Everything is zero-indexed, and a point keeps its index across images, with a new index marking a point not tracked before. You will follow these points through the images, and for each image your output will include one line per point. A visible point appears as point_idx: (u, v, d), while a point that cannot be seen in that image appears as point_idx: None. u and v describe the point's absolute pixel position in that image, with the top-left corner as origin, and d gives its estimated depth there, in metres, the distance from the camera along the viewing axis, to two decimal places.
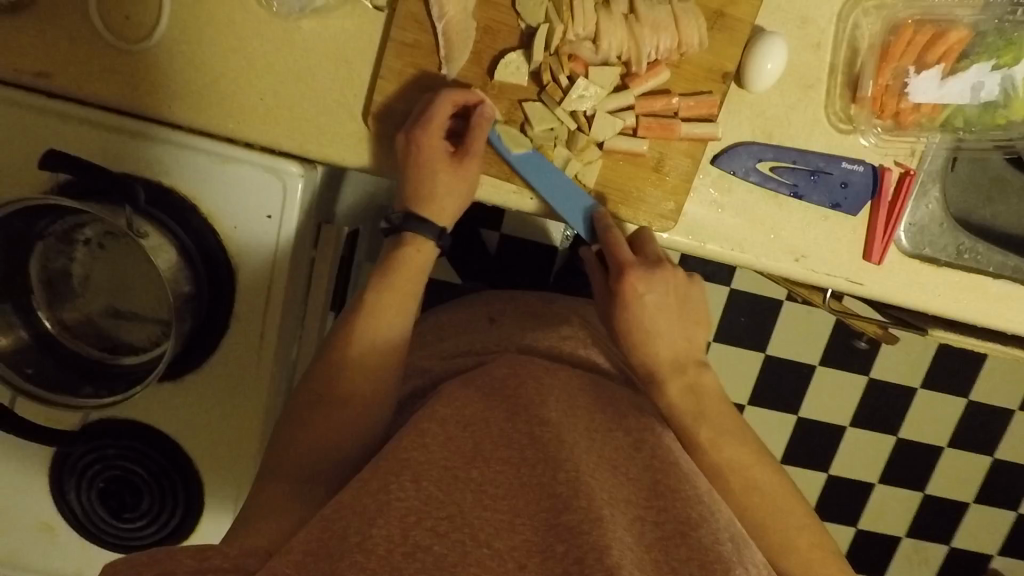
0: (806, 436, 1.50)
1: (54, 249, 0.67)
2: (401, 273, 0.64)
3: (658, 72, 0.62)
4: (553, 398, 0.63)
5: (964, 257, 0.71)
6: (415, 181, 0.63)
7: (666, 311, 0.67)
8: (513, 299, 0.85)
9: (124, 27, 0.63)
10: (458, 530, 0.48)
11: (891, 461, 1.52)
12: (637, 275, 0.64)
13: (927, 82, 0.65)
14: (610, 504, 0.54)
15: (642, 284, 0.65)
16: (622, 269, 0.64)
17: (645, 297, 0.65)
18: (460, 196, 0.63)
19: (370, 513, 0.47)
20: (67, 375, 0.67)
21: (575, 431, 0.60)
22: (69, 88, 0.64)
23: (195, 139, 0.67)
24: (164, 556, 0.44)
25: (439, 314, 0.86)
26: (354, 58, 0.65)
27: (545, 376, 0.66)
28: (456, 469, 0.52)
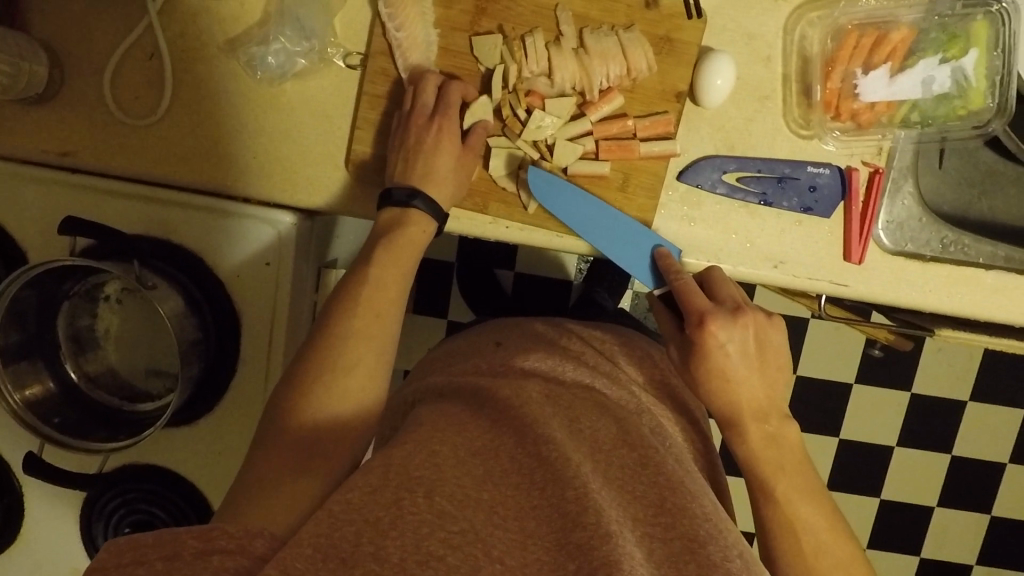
0: (851, 460, 1.43)
1: (80, 307, 0.74)
2: (395, 255, 0.63)
3: (611, 98, 0.66)
4: (556, 418, 0.62)
5: (950, 250, 0.70)
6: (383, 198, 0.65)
7: (750, 359, 0.64)
8: (516, 327, 0.85)
9: (135, 106, 0.72)
10: (470, 544, 0.47)
11: (948, 481, 1.43)
12: (719, 325, 0.63)
13: (875, 81, 0.66)
14: (621, 520, 0.52)
15: (724, 332, 0.63)
16: (702, 318, 0.63)
17: (727, 347, 0.63)
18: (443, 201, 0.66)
19: (384, 525, 0.46)
20: (88, 422, 0.72)
21: (580, 453, 0.58)
22: (88, 162, 0.72)
23: (198, 198, 0.73)
24: (171, 535, 0.44)
25: (449, 346, 0.87)
26: (334, 113, 0.71)
27: (549, 402, 0.65)
28: (468, 490, 0.51)
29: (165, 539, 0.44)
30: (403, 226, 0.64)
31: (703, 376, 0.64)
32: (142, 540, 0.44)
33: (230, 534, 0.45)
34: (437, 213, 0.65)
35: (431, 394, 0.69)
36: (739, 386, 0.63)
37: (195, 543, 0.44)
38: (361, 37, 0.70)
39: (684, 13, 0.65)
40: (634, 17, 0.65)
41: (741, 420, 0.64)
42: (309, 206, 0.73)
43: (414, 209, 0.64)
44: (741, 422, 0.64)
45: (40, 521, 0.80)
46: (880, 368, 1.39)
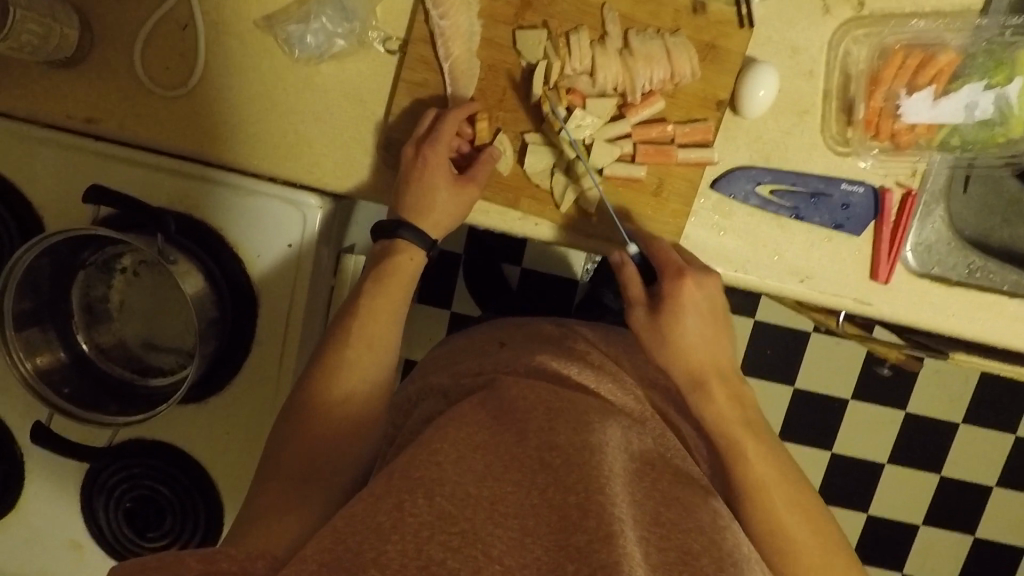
0: (843, 475, 1.44)
1: (95, 278, 0.72)
2: (395, 280, 0.66)
3: (653, 102, 0.65)
4: (563, 421, 0.60)
5: (976, 275, 0.71)
6: (416, 196, 0.65)
7: (714, 318, 0.67)
8: (518, 328, 0.83)
9: (165, 77, 0.70)
10: (471, 546, 0.47)
11: (936, 501, 1.45)
12: (696, 280, 0.65)
13: (918, 103, 0.66)
14: (623, 518, 0.51)
15: (699, 288, 0.65)
16: (681, 273, 0.65)
17: (700, 301, 0.65)
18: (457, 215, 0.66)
19: (385, 529, 0.47)
20: (99, 394, 0.71)
21: (589, 448, 0.57)
22: (114, 130, 0.71)
23: (223, 174, 0.72)
24: (173, 559, 0.46)
25: (453, 346, 0.86)
26: (368, 98, 0.70)
27: (556, 399, 0.63)
28: (469, 488, 0.51)
29: (168, 561, 0.46)
30: (395, 254, 0.67)
31: (670, 330, 0.66)
32: (150, 561, 0.46)
33: (232, 558, 0.47)
34: (422, 242, 0.66)
35: (439, 396, 0.70)
36: (703, 343, 0.66)
37: (200, 565, 0.45)
38: (402, 21, 0.69)
39: (736, 20, 0.64)
40: (681, 22, 0.64)
41: (706, 380, 0.66)
42: (336, 190, 0.71)
43: (403, 238, 0.66)
44: (706, 381, 0.66)
45: (39, 491, 0.78)
46: (879, 386, 1.39)
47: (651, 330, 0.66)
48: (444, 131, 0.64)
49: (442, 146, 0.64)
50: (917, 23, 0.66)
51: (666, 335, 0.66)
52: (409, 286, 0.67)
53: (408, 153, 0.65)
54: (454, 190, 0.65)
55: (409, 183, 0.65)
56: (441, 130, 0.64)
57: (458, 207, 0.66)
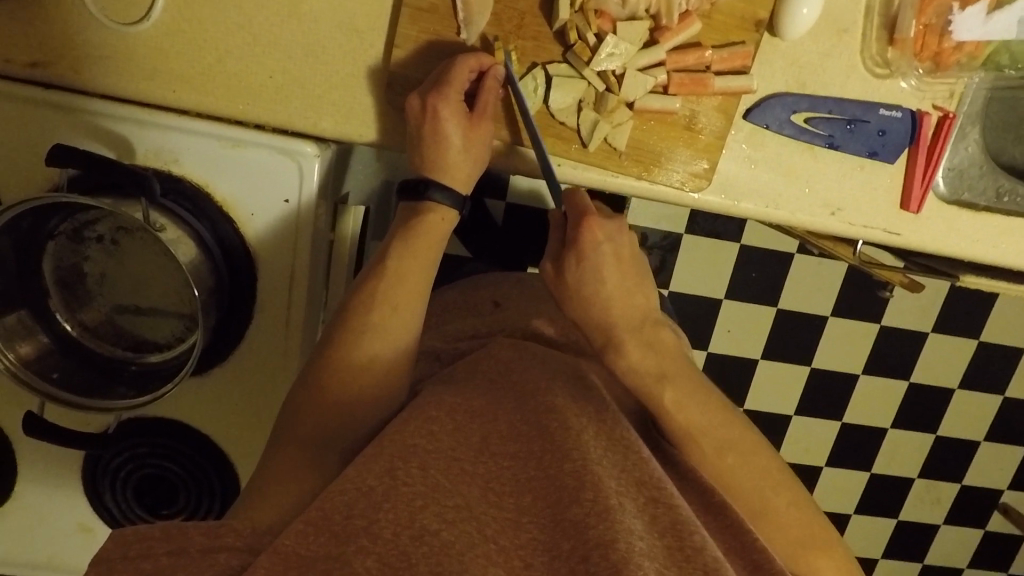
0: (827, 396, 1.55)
1: (65, 249, 0.64)
2: (421, 240, 0.60)
3: (689, 25, 0.59)
4: (562, 385, 0.57)
5: (1003, 200, 0.69)
6: (433, 149, 0.59)
7: (619, 271, 0.61)
8: (517, 284, 0.78)
9: (119, 8, 0.60)
10: (465, 521, 0.45)
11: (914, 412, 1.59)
12: (597, 223, 0.60)
13: (972, 19, 0.62)
14: (620, 492, 0.49)
15: (599, 232, 0.60)
16: (580, 218, 0.61)
17: (601, 248, 0.60)
18: (477, 161, 0.61)
19: (377, 496, 0.45)
20: (91, 378, 0.66)
21: (584, 420, 0.53)
22: (64, 75, 0.60)
23: (202, 124, 0.64)
24: (176, 530, 0.44)
25: (444, 297, 0.80)
26: (366, 28, 0.61)
27: (557, 364, 0.60)
28: (465, 465, 0.48)
29: (170, 532, 0.44)
30: (422, 214, 0.60)
31: (574, 281, 0.61)
32: (149, 532, 0.44)
33: (237, 532, 0.45)
34: (454, 201, 0.61)
35: (430, 358, 0.66)
36: (612, 293, 0.60)
37: (202, 539, 0.44)
38: None
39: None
40: None
41: (617, 334, 0.60)
42: (335, 137, 0.64)
43: (428, 198, 0.60)
44: (618, 339, 0.60)
45: (31, 476, 0.73)
46: None
47: (558, 288, 0.62)
48: (451, 68, 0.58)
49: (454, 94, 0.58)
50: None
51: (572, 288, 0.61)
52: (439, 245, 0.61)
53: (414, 101, 0.58)
54: (471, 128, 0.59)
55: (428, 132, 0.59)
56: (452, 77, 0.57)
57: (480, 146, 0.60)
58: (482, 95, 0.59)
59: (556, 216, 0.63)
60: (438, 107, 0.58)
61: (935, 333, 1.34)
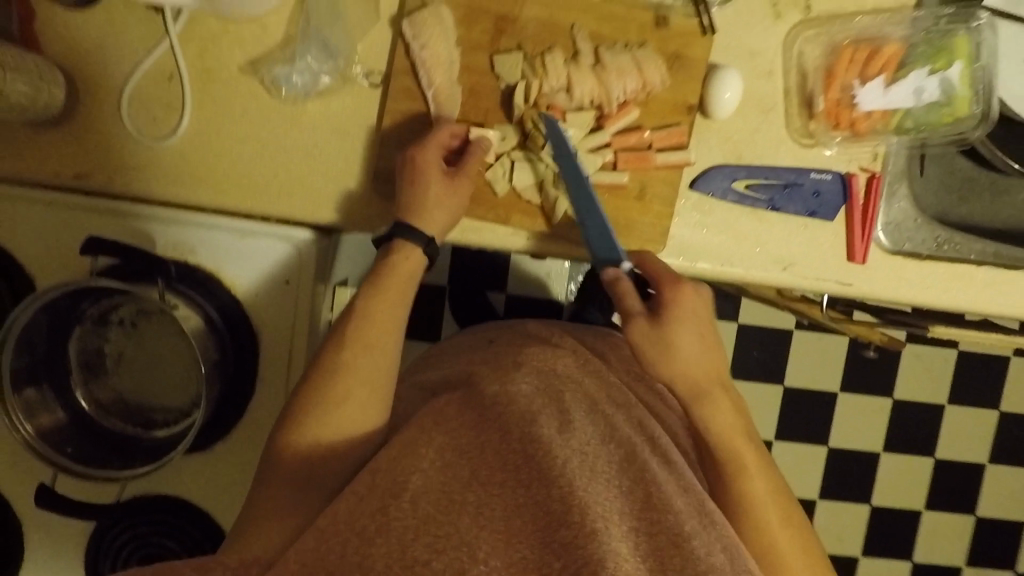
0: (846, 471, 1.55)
1: (90, 333, 0.72)
2: (392, 278, 0.66)
3: (628, 112, 0.69)
4: (546, 416, 0.61)
5: (944, 248, 0.75)
6: (410, 194, 0.66)
7: (709, 337, 0.68)
8: (508, 330, 0.83)
9: (152, 128, 0.72)
10: (456, 549, 0.48)
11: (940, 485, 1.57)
12: (697, 287, 0.67)
13: (872, 92, 0.71)
14: (607, 517, 0.51)
15: (696, 296, 0.67)
16: (677, 280, 0.67)
17: (699, 308, 0.67)
18: (448, 207, 0.67)
19: (369, 532, 0.49)
20: (100, 451, 0.71)
21: (567, 449, 0.57)
22: (103, 183, 0.72)
23: (215, 219, 0.73)
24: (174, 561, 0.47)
25: (451, 341, 0.86)
26: (355, 130, 0.72)
27: (540, 399, 0.63)
28: (455, 494, 0.52)
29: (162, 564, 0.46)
30: (390, 254, 0.66)
31: (670, 335, 0.66)
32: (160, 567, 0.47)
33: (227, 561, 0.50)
34: (420, 242, 0.66)
35: (426, 394, 0.72)
36: (706, 350, 0.67)
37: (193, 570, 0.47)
38: (382, 56, 0.71)
39: (698, 28, 0.68)
40: (647, 35, 0.69)
41: (710, 389, 0.67)
42: (331, 223, 0.73)
43: (398, 238, 0.66)
44: (708, 392, 0.67)
45: (35, 556, 0.76)
46: None
47: (651, 340, 0.66)
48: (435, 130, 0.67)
49: (435, 148, 0.66)
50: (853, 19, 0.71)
51: (670, 342, 0.66)
52: (410, 285, 0.67)
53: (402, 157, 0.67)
54: (447, 183, 0.66)
55: (408, 178, 0.66)
56: (435, 135, 0.67)
57: (455, 202, 0.67)
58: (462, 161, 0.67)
59: (624, 277, 0.66)
60: (418, 156, 0.66)
61: (951, 405, 1.32)
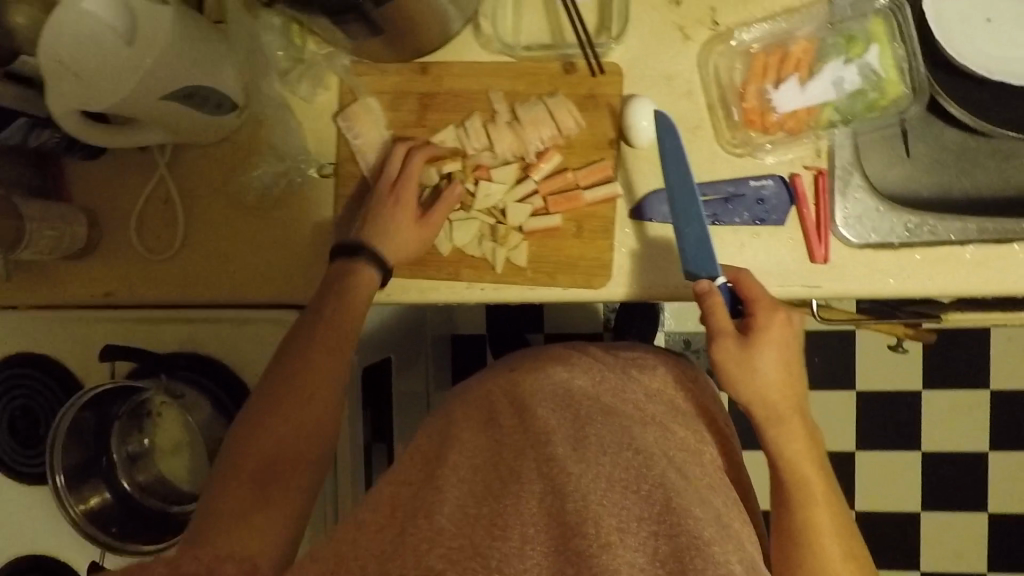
0: (941, 475, 1.41)
1: (127, 425, 0.82)
2: (350, 286, 0.70)
3: (549, 158, 0.72)
4: (561, 430, 0.59)
5: (917, 233, 0.70)
6: (380, 222, 0.71)
7: (791, 365, 0.65)
8: (523, 355, 0.78)
9: (157, 244, 0.84)
10: (470, 559, 0.47)
11: None
12: (788, 318, 0.65)
13: (788, 91, 0.71)
14: (620, 529, 0.51)
15: (784, 327, 0.65)
16: (769, 308, 0.65)
17: (785, 334, 0.65)
18: (411, 244, 0.72)
19: (387, 556, 0.48)
20: (139, 527, 0.82)
21: (582, 463, 0.55)
22: (126, 296, 0.85)
23: (215, 312, 0.83)
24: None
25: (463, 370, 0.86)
26: (317, 217, 0.80)
27: (556, 412, 0.61)
28: (469, 508, 0.51)
29: None
30: (350, 271, 0.71)
31: (754, 360, 0.64)
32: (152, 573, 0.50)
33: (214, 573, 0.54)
34: (380, 265, 0.71)
35: (443, 408, 0.70)
36: (783, 375, 0.64)
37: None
38: (329, 148, 0.79)
39: (591, 71, 0.72)
40: (557, 84, 0.72)
41: (782, 411, 0.65)
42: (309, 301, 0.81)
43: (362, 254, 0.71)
44: (782, 415, 0.65)
45: None
46: (941, 369, 1.39)
47: (737, 361, 0.64)
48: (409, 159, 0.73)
49: (410, 178, 0.72)
50: (760, 25, 0.71)
51: (749, 366, 0.64)
52: (368, 287, 0.71)
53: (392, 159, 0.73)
54: (414, 225, 0.72)
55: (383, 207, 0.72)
56: (410, 168, 0.72)
57: (418, 240, 0.72)
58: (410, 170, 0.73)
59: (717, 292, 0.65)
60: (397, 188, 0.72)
61: None
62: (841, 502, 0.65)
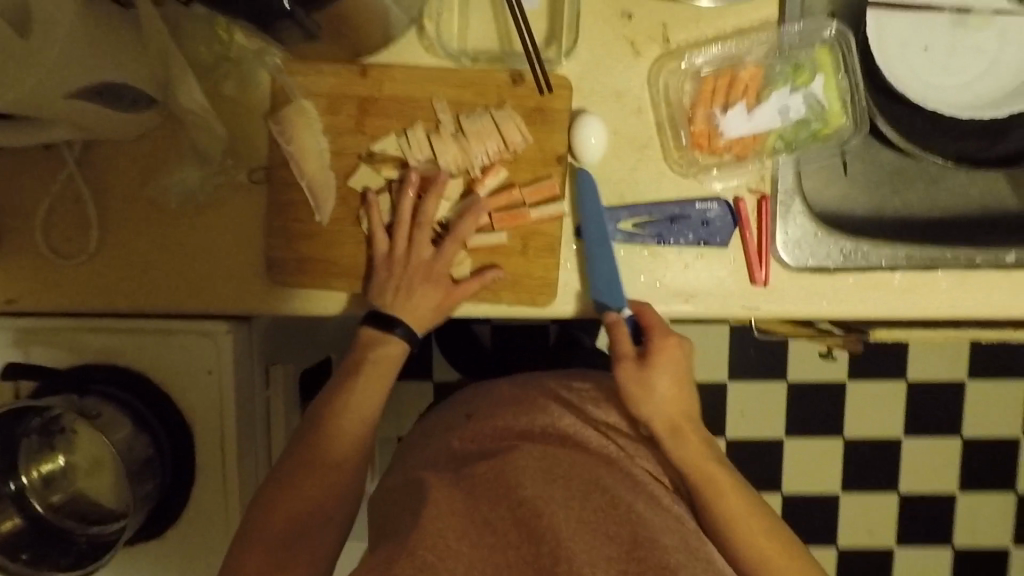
0: (861, 461, 1.50)
1: (37, 443, 0.77)
2: (371, 373, 0.71)
3: (496, 173, 0.70)
4: (530, 474, 0.62)
5: (851, 258, 0.72)
6: (405, 283, 0.70)
7: (682, 384, 0.70)
8: (480, 390, 0.80)
9: (66, 247, 0.76)
10: None
11: (965, 464, 1.51)
12: (678, 342, 0.70)
13: (735, 118, 0.71)
14: (592, 564, 0.55)
15: (675, 351, 0.69)
16: (663, 334, 0.69)
17: (675, 357, 0.69)
18: (435, 303, 0.71)
19: None
20: (56, 552, 0.76)
21: (555, 504, 0.59)
22: (33, 304, 0.77)
23: (135, 322, 0.78)
24: None
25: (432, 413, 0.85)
26: (248, 225, 0.75)
27: (526, 459, 0.64)
28: (454, 548, 0.56)
29: None
30: (379, 345, 0.71)
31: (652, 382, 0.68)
32: None
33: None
34: (409, 337, 0.72)
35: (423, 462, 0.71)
36: (677, 394, 0.69)
37: None
38: (261, 152, 0.74)
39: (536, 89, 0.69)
40: (504, 95, 0.70)
41: (682, 425, 0.69)
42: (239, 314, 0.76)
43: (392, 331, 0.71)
44: (682, 427, 0.69)
45: None
46: (864, 363, 1.48)
47: (636, 384, 0.68)
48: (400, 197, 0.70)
49: (405, 214, 0.70)
50: (709, 45, 0.70)
51: (647, 387, 0.68)
52: (392, 371, 0.72)
53: (378, 239, 0.70)
54: (436, 284, 0.70)
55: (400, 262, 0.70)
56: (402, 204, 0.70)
57: (434, 305, 0.71)
58: (442, 250, 0.70)
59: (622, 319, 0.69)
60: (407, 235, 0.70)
61: None
62: (750, 491, 0.68)
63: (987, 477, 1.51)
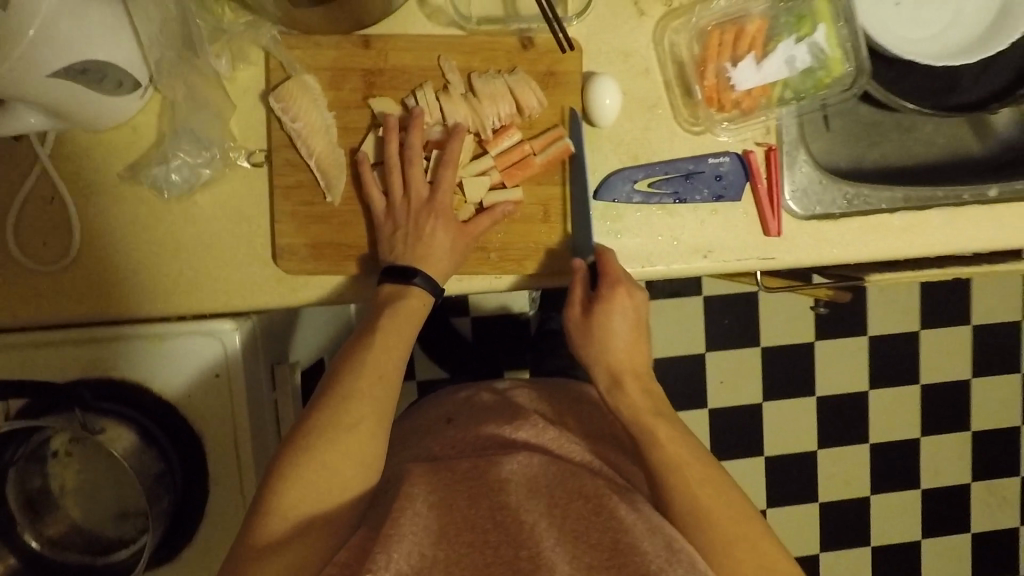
0: (835, 416, 1.58)
1: (27, 471, 0.70)
2: (399, 318, 0.65)
3: (510, 134, 0.69)
4: (514, 481, 0.64)
5: (854, 204, 0.75)
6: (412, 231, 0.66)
7: (630, 332, 0.70)
8: (463, 404, 0.83)
9: (42, 252, 0.69)
10: None
11: (928, 409, 1.60)
12: (629, 292, 0.68)
13: (746, 70, 0.73)
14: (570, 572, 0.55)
15: (625, 301, 0.69)
16: (614, 284, 0.68)
17: (626, 307, 0.69)
18: (451, 248, 0.67)
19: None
20: None
21: (536, 512, 0.60)
22: (8, 317, 0.70)
23: (128, 329, 0.71)
24: None
25: (416, 417, 0.88)
26: (250, 213, 0.70)
27: (507, 465, 0.66)
28: (426, 548, 0.55)
29: None
30: (404, 296, 0.66)
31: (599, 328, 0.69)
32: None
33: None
34: (432, 286, 0.67)
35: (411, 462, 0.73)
36: (626, 343, 0.70)
37: None
38: (259, 135, 0.70)
39: (558, 48, 0.69)
40: (515, 60, 0.69)
41: (624, 377, 0.70)
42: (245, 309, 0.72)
43: (412, 280, 0.66)
44: (622, 380, 0.70)
45: None
46: (831, 322, 1.55)
47: (580, 328, 0.70)
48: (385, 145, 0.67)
49: (394, 158, 0.67)
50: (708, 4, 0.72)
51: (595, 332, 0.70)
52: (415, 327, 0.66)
53: (373, 195, 0.67)
54: (450, 229, 0.67)
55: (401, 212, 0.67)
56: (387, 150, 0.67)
57: (452, 249, 0.67)
58: (440, 182, 0.68)
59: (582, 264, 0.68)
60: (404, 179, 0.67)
61: None
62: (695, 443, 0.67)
63: (948, 419, 1.61)
